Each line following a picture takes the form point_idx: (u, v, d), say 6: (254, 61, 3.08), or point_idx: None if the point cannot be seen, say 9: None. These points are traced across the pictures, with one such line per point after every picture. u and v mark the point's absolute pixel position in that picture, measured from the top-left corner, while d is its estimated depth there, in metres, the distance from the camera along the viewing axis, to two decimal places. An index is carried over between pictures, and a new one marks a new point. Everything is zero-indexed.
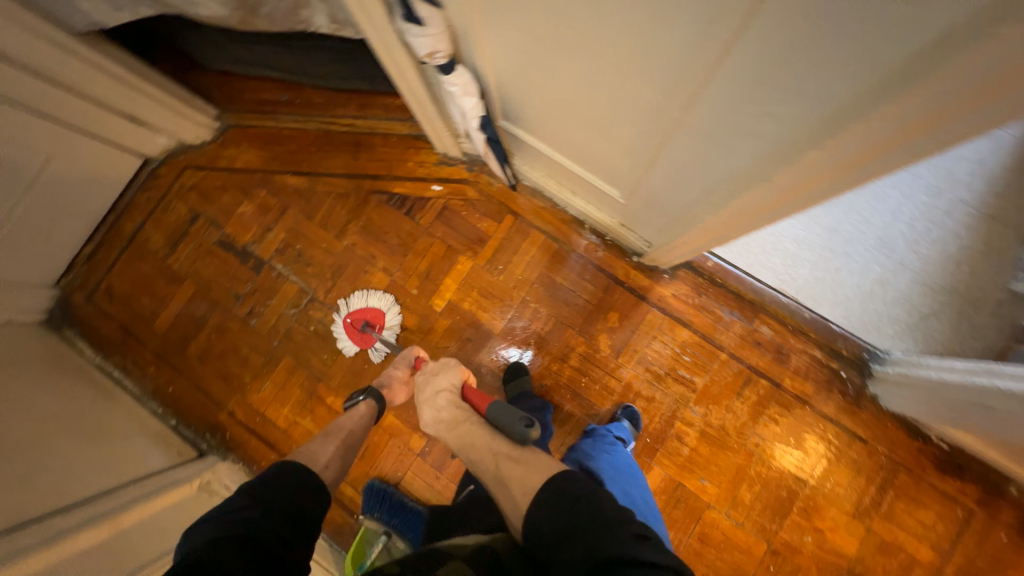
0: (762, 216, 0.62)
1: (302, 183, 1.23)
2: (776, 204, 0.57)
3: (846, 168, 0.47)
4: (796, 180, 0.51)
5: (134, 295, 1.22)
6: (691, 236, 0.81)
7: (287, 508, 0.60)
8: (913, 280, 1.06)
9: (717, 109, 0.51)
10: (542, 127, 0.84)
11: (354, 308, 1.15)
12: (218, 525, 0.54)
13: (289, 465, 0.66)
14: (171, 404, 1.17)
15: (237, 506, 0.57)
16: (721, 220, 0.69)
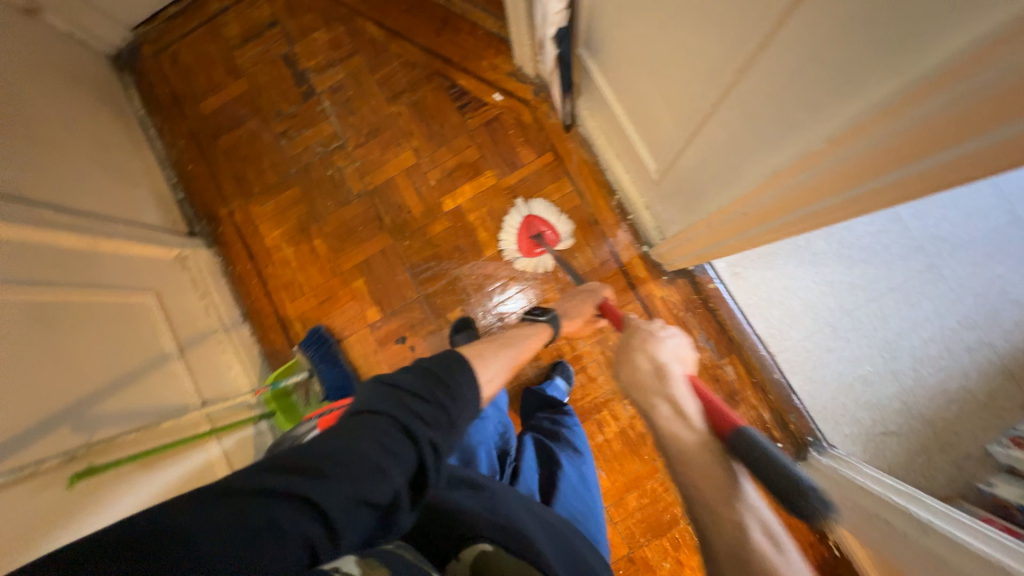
0: (773, 219, 0.60)
1: (379, 36, 1.22)
2: (782, 207, 0.56)
3: (850, 179, 0.45)
4: (807, 183, 0.50)
5: (193, 70, 1.27)
6: (701, 232, 0.79)
7: (456, 416, 0.48)
8: (895, 395, 1.01)
9: (763, 86, 0.48)
10: (614, 65, 0.81)
11: (535, 212, 1.12)
12: (392, 401, 0.45)
13: (461, 364, 0.52)
14: (184, 179, 1.24)
15: (409, 385, 0.47)
16: (731, 217, 0.67)
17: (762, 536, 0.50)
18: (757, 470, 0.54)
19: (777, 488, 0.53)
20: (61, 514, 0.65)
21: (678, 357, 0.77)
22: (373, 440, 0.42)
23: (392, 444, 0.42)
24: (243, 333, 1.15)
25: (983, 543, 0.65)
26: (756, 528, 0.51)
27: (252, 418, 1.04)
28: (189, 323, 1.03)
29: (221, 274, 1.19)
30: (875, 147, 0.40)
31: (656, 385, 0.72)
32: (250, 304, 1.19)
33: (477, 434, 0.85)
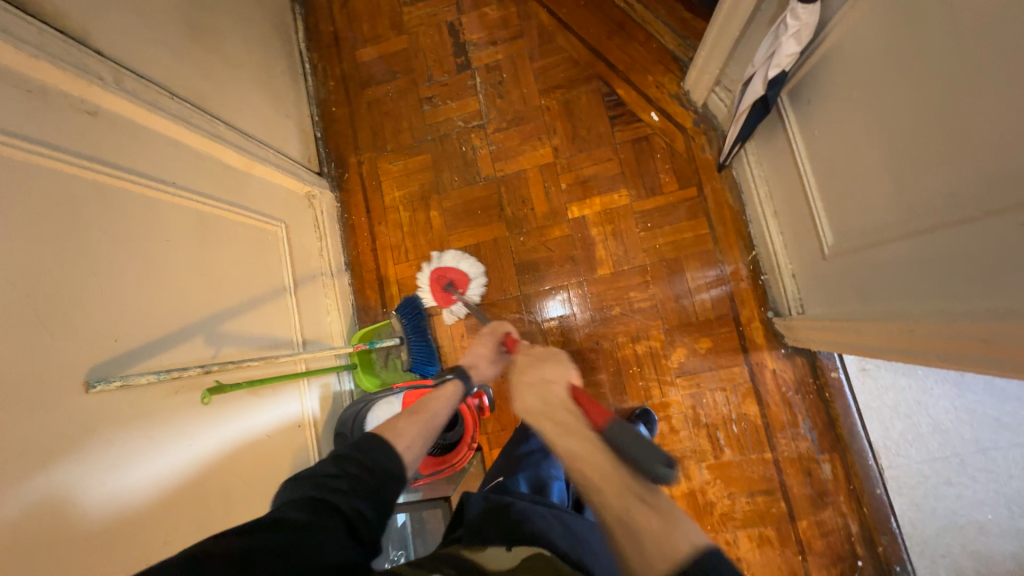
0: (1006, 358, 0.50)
1: (548, 26, 1.19)
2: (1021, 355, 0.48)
3: None
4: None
5: (360, 17, 1.29)
6: (870, 332, 0.71)
7: (370, 481, 0.54)
8: (1014, 555, 0.90)
9: None
10: (824, 124, 0.73)
11: (442, 265, 1.14)
12: (297, 479, 0.53)
13: (370, 440, 0.60)
14: (325, 120, 1.27)
15: (323, 468, 0.54)
16: (934, 332, 0.59)
17: (638, 507, 0.43)
18: (623, 455, 0.46)
19: (635, 462, 0.45)
20: (182, 423, 0.67)
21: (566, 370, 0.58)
22: (294, 508, 0.47)
23: (302, 509, 0.48)
24: (343, 281, 1.18)
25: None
26: (632, 505, 0.43)
27: (338, 368, 1.05)
28: (304, 262, 1.06)
29: (337, 218, 1.22)
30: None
31: (537, 407, 0.55)
32: (355, 255, 1.21)
33: (547, 466, 0.80)
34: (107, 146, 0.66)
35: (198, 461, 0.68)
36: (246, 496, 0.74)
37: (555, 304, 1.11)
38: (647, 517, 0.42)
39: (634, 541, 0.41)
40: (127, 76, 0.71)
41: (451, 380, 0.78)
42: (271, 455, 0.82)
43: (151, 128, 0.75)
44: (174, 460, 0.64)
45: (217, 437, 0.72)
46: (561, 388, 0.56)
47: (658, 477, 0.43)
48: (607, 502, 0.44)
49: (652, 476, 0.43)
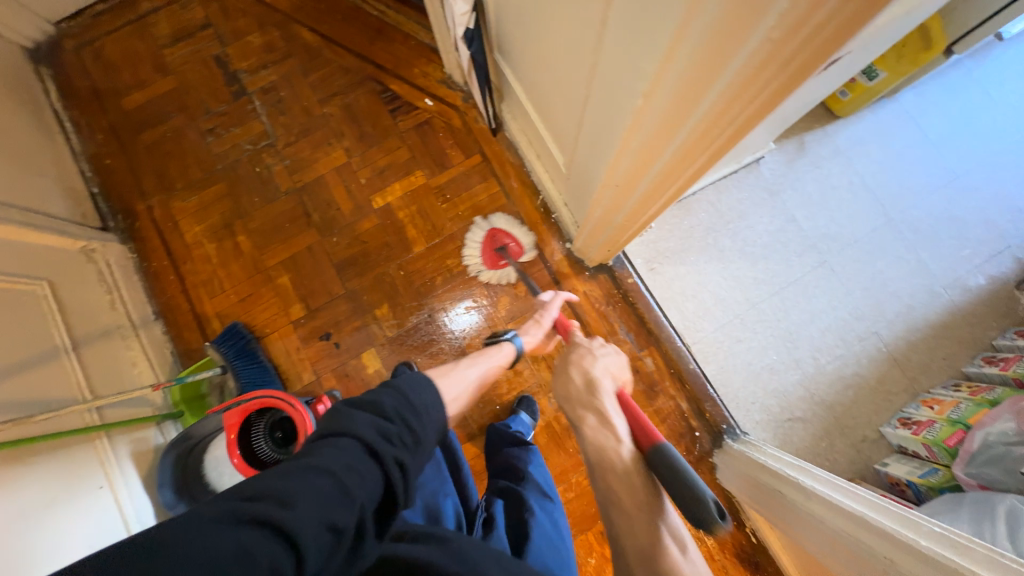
0: (637, 189, 0.64)
1: (314, 42, 1.25)
2: (631, 181, 0.63)
3: (652, 151, 0.54)
4: (642, 145, 0.54)
5: (118, 66, 1.25)
6: (594, 215, 0.86)
7: (421, 437, 0.52)
8: (799, 382, 1.08)
9: (611, 73, 0.55)
10: (521, 66, 0.88)
11: (496, 225, 1.14)
12: (364, 421, 0.48)
13: (427, 387, 0.57)
14: (101, 173, 1.20)
15: (381, 410, 0.50)
16: (609, 196, 0.73)
17: (669, 540, 0.57)
18: (668, 485, 0.60)
19: (680, 500, 0.58)
20: None
21: (610, 373, 0.80)
22: (349, 468, 0.42)
23: (360, 466, 0.43)
24: (154, 331, 1.10)
25: (840, 493, 0.71)
26: (666, 539, 0.57)
27: (156, 417, 0.98)
28: (89, 318, 0.97)
29: (134, 270, 1.15)
30: (667, 103, 0.46)
31: (585, 397, 0.76)
32: (164, 302, 1.14)
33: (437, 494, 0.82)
34: None
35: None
36: (53, 557, 0.69)
37: (461, 315, 1.12)
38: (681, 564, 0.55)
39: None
40: None
41: (508, 342, 0.89)
42: (67, 536, 0.73)
43: None
44: None
45: (18, 498, 0.69)
46: (611, 397, 0.74)
47: (706, 520, 0.56)
48: (634, 529, 0.59)
49: (698, 519, 0.57)
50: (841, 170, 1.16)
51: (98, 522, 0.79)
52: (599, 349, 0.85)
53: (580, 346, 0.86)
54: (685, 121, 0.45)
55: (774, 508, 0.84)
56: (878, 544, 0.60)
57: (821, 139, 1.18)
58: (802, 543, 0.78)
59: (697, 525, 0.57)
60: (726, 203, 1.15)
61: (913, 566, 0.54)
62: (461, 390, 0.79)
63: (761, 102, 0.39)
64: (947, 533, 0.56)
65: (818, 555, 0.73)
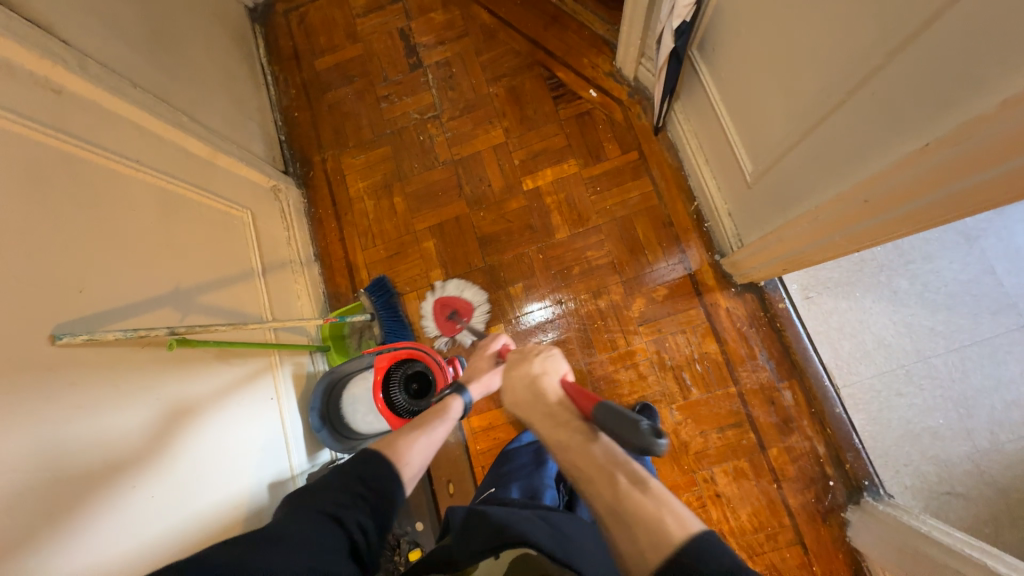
0: (893, 208, 0.57)
1: (490, 24, 1.31)
2: (876, 207, 0.58)
3: (943, 177, 0.49)
4: (949, 163, 0.47)
5: (317, 31, 1.39)
6: (781, 234, 0.80)
7: (380, 496, 0.60)
8: (968, 455, 0.95)
9: (899, 86, 0.51)
10: (727, 67, 0.84)
11: (444, 294, 1.16)
12: (324, 495, 0.57)
13: (374, 452, 0.65)
14: (289, 124, 1.34)
15: (337, 480, 0.60)
16: (820, 217, 0.68)
17: (627, 484, 0.52)
18: (611, 431, 0.56)
19: (622, 437, 0.54)
20: (182, 373, 0.75)
21: (549, 367, 0.70)
22: (313, 534, 0.51)
23: (325, 530, 0.53)
24: (313, 271, 1.21)
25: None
26: (622, 479, 0.53)
27: (312, 347, 1.07)
28: (273, 249, 1.09)
29: (304, 214, 1.27)
30: (1007, 129, 0.41)
31: (530, 402, 0.66)
32: (323, 247, 1.25)
33: (538, 477, 0.86)
34: (72, 121, 0.71)
35: (199, 416, 0.75)
36: (233, 458, 0.79)
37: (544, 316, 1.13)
38: (637, 497, 0.50)
39: (625, 528, 0.49)
40: (94, 65, 0.77)
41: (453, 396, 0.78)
42: (242, 440, 0.82)
43: (117, 112, 0.80)
44: (175, 407, 0.72)
45: (216, 398, 0.80)
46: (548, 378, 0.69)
47: (646, 447, 0.52)
48: (597, 491, 0.53)
49: (639, 445, 0.52)
50: None
51: (266, 428, 0.89)
52: (535, 350, 0.75)
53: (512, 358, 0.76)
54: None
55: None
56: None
57: None
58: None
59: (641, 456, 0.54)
60: (910, 241, 1.03)
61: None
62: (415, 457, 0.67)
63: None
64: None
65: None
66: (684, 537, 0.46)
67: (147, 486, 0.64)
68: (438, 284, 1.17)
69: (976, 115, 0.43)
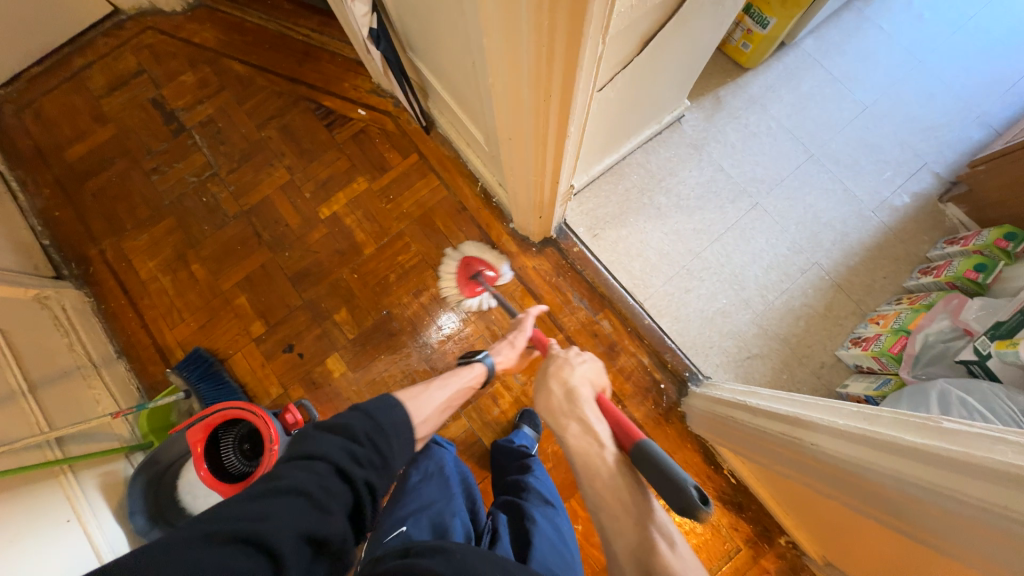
0: (525, 140, 0.64)
1: (245, 72, 1.31)
2: (521, 144, 0.67)
3: (518, 108, 0.58)
4: (508, 91, 0.55)
5: (58, 122, 1.29)
6: (516, 188, 0.89)
7: (393, 453, 0.55)
8: (751, 321, 1.12)
9: (472, 38, 0.59)
10: (428, 57, 0.93)
11: (468, 253, 1.13)
12: (337, 444, 0.50)
13: (395, 404, 0.59)
14: (51, 225, 1.23)
15: (358, 430, 0.53)
16: (513, 162, 0.76)
17: (656, 534, 0.51)
18: (652, 479, 0.56)
19: (663, 490, 0.54)
20: None
21: (588, 381, 0.75)
22: (325, 486, 0.46)
23: (335, 486, 0.47)
24: (117, 369, 1.11)
25: (819, 413, 0.67)
26: (657, 536, 0.51)
27: (124, 448, 0.99)
28: (47, 361, 0.98)
29: (92, 313, 1.16)
30: (502, 54, 0.50)
31: (565, 407, 0.69)
32: (126, 340, 1.15)
33: (447, 509, 0.80)
34: None
35: None
36: None
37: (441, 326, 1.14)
38: (665, 553, 0.50)
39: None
40: None
41: (480, 362, 0.84)
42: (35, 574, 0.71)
43: None
44: None
45: None
46: (587, 393, 0.72)
47: (686, 508, 0.52)
48: (624, 530, 0.53)
49: (681, 504, 0.53)
50: (758, 117, 1.23)
51: (69, 551, 0.78)
52: (574, 358, 0.80)
53: (555, 360, 0.80)
54: (519, 50, 0.47)
55: (760, 447, 0.80)
56: (886, 461, 0.52)
57: (735, 92, 1.24)
58: (794, 477, 0.73)
59: (681, 514, 0.53)
60: (656, 163, 1.20)
61: (902, 466, 0.49)
62: (432, 411, 0.71)
63: (565, 11, 0.40)
64: (915, 419, 0.52)
65: (813, 486, 0.68)
66: None
67: None
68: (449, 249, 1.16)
69: (489, 48, 0.51)
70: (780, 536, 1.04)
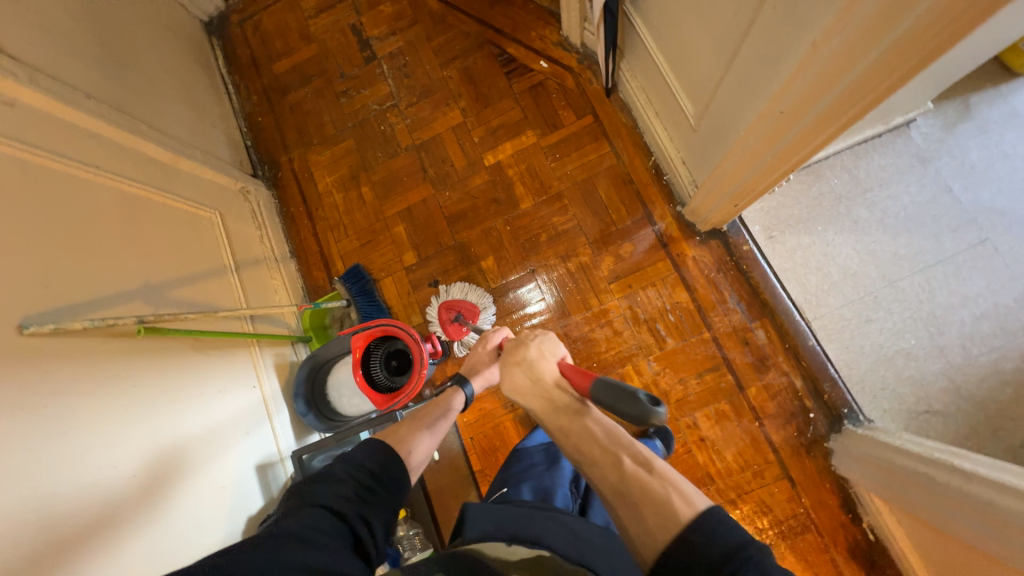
0: (806, 116, 0.58)
1: (439, 9, 1.33)
2: (790, 122, 0.61)
3: (833, 78, 0.52)
4: (836, 55, 0.49)
5: (272, 36, 1.42)
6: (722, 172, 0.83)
7: (379, 489, 0.64)
8: (943, 372, 0.96)
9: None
10: (656, 14, 0.87)
11: (450, 297, 1.14)
12: (320, 490, 0.59)
13: (370, 447, 0.69)
14: (253, 129, 1.38)
15: (338, 476, 0.63)
16: (746, 143, 0.71)
17: (632, 465, 0.56)
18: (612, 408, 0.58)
19: (621, 409, 0.57)
20: (167, 364, 0.80)
21: (547, 351, 0.73)
22: (310, 521, 0.54)
23: (322, 521, 0.55)
24: (290, 267, 1.24)
25: (1010, 475, 0.64)
26: (627, 462, 0.56)
27: (292, 336, 1.11)
28: (246, 247, 1.12)
29: (275, 213, 1.30)
30: (873, 11, 0.43)
31: (531, 386, 0.68)
32: (299, 243, 1.28)
33: (549, 476, 0.87)
34: (30, 130, 0.74)
35: (189, 400, 0.81)
36: (225, 442, 0.85)
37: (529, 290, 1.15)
38: (643, 476, 0.54)
39: (633, 509, 0.52)
40: (43, 78, 0.81)
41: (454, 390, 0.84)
42: (225, 428, 0.86)
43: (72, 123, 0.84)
44: (165, 392, 0.77)
45: (201, 386, 0.84)
46: (547, 363, 0.70)
47: (643, 416, 0.55)
48: (603, 472, 0.57)
49: (638, 415, 0.55)
50: (1016, 136, 1.01)
51: (250, 414, 0.93)
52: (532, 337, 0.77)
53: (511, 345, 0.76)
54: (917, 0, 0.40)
55: (889, 477, 0.84)
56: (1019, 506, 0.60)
57: (992, 101, 1.03)
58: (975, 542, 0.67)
59: (639, 426, 0.56)
60: (866, 170, 1.04)
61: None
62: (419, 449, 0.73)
63: None
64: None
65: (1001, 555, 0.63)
66: (692, 515, 0.49)
67: (153, 464, 0.70)
68: (442, 289, 1.16)
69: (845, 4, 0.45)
70: None
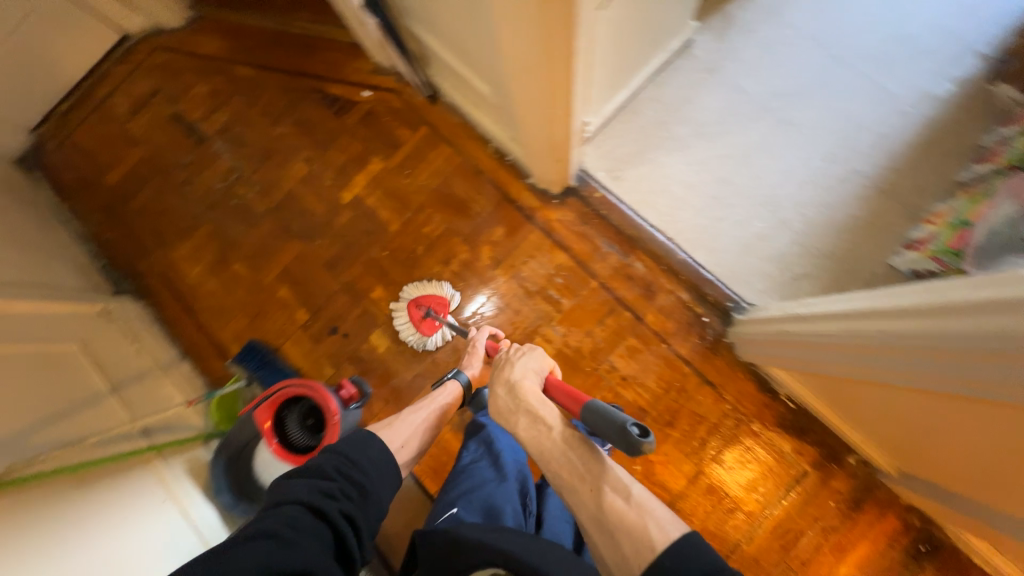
0: (535, 62, 0.65)
1: (252, 74, 1.34)
2: (530, 72, 0.67)
3: (524, 21, 0.58)
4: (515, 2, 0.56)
5: (94, 150, 1.37)
6: (530, 134, 0.89)
7: (364, 486, 0.65)
8: (793, 241, 1.07)
9: None
10: (424, 16, 0.93)
11: (416, 295, 1.14)
12: (304, 486, 0.60)
13: (363, 443, 0.70)
14: (102, 247, 1.31)
15: (324, 472, 0.64)
16: (524, 101, 0.77)
17: (610, 493, 0.57)
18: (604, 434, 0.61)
19: (614, 438, 0.60)
20: (46, 509, 0.74)
21: (531, 372, 0.73)
22: (292, 519, 0.55)
23: (304, 519, 0.56)
24: (184, 368, 1.18)
25: (857, 302, 0.72)
26: (607, 490, 0.58)
27: (201, 436, 1.07)
28: (121, 365, 1.07)
29: (151, 320, 1.24)
30: None
31: (510, 405, 0.68)
32: (186, 341, 1.22)
33: (501, 493, 0.84)
34: None
35: (86, 533, 0.75)
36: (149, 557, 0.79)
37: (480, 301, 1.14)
38: (622, 506, 0.56)
39: (610, 535, 0.55)
40: None
41: (452, 380, 0.91)
42: (144, 546, 0.80)
43: None
44: (53, 535, 0.71)
45: (96, 517, 0.78)
46: (534, 381, 0.72)
47: (632, 445, 0.57)
48: (582, 499, 0.58)
49: (628, 444, 0.57)
50: (773, 27, 1.16)
51: (169, 527, 0.87)
52: (515, 354, 0.78)
53: (503, 356, 0.78)
54: None
55: (778, 347, 0.90)
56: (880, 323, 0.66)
57: (745, 5, 1.18)
58: (857, 372, 0.74)
59: (631, 454, 0.58)
60: (670, 94, 1.15)
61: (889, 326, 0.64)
62: (411, 435, 0.82)
63: None
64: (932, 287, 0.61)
65: (879, 375, 0.69)
66: (667, 543, 0.52)
67: None
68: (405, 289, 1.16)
69: None
70: (848, 457, 1.01)
